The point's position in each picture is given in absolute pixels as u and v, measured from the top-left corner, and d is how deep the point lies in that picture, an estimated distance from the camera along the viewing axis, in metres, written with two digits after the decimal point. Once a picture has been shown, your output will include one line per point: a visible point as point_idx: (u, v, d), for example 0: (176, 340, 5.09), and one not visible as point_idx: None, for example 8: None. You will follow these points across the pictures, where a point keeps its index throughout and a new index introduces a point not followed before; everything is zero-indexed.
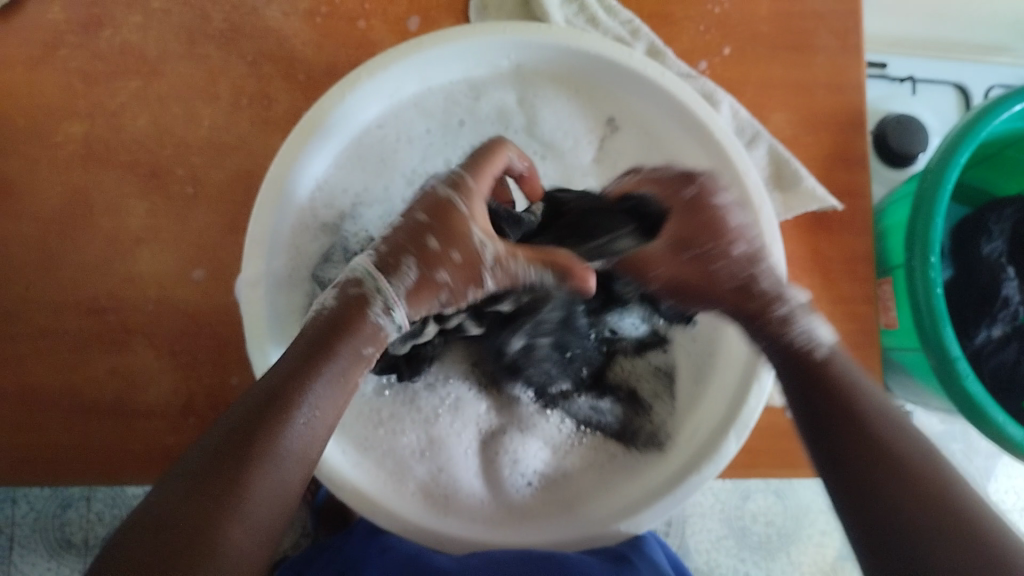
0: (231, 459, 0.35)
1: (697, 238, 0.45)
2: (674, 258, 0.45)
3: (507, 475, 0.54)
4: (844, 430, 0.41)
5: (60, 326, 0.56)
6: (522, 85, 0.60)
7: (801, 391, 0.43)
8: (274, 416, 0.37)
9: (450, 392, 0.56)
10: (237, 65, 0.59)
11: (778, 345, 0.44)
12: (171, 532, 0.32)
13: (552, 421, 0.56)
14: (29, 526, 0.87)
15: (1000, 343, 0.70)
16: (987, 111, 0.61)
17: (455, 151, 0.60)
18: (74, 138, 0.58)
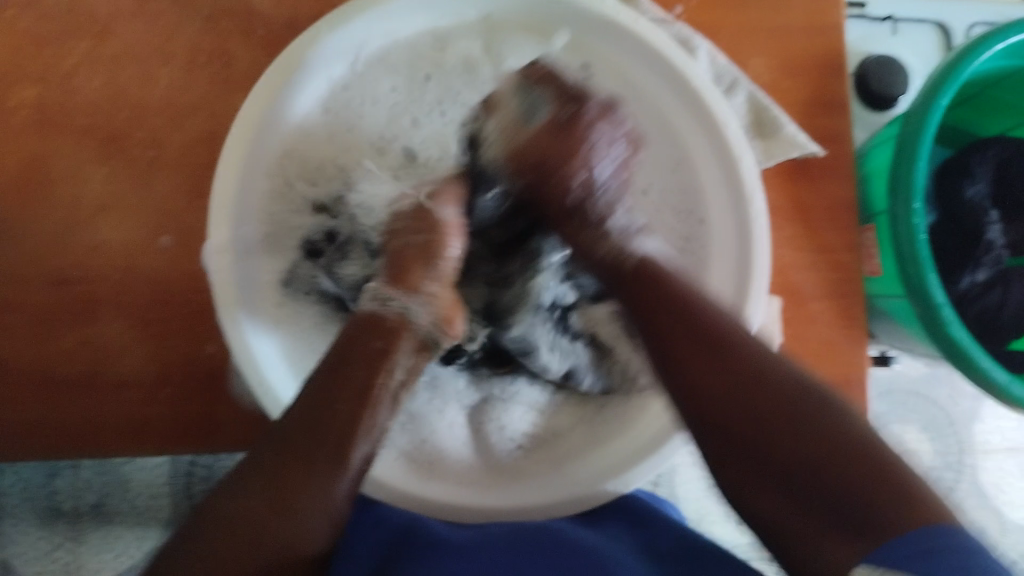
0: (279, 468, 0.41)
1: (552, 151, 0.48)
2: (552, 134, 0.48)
3: (495, 441, 0.55)
4: (708, 353, 0.44)
5: (28, 300, 0.55)
6: (488, 34, 0.58)
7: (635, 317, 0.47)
8: (316, 429, 0.42)
9: (428, 372, 0.56)
10: (193, 21, 0.56)
11: (597, 256, 0.49)
12: (222, 530, 0.39)
13: (534, 389, 0.57)
14: (18, 496, 0.86)
15: (985, 288, 0.70)
16: (969, 50, 0.59)
17: (421, 107, 0.58)
18: (29, 103, 0.56)
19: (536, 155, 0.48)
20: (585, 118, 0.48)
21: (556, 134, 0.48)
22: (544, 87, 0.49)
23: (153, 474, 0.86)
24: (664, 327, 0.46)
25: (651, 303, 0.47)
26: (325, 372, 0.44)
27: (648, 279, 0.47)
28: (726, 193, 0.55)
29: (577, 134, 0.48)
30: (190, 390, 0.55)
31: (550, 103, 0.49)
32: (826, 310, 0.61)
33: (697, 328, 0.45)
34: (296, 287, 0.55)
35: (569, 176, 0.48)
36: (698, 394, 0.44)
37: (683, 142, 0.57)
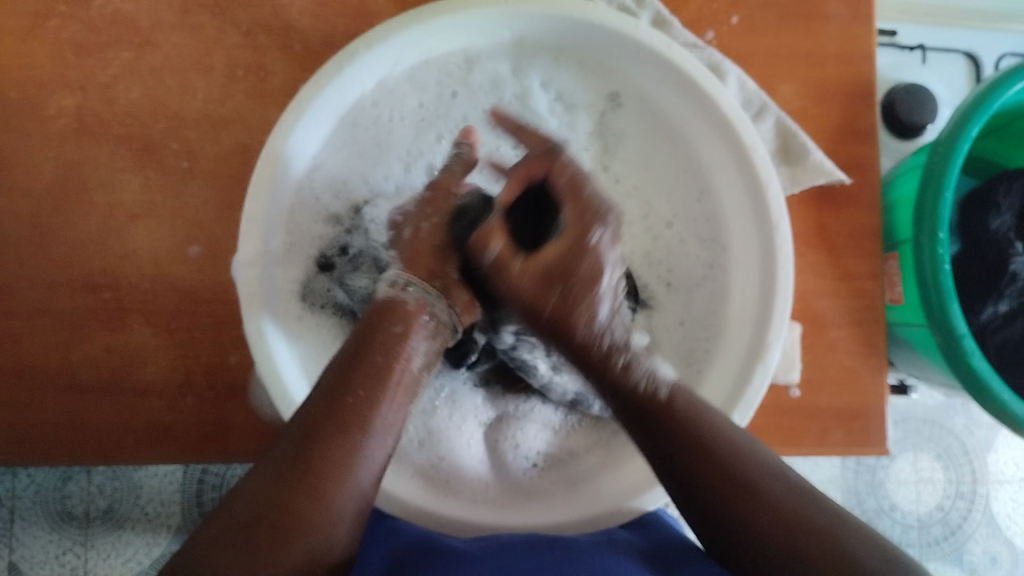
0: (306, 451, 0.41)
1: (563, 274, 0.44)
2: (563, 259, 0.44)
3: (511, 458, 0.56)
4: (721, 492, 0.42)
5: (58, 304, 0.55)
6: (517, 54, 0.59)
7: (646, 438, 0.45)
8: (338, 413, 0.42)
9: (445, 385, 0.56)
10: (232, 34, 0.57)
11: (618, 390, 0.46)
12: (256, 513, 0.39)
13: (549, 408, 0.57)
14: (29, 499, 0.86)
15: (1007, 319, 0.70)
16: (999, 81, 0.60)
17: (445, 124, 0.59)
18: (68, 111, 0.57)
19: (545, 274, 0.44)
20: (604, 237, 0.45)
21: (572, 261, 0.44)
22: (569, 196, 0.45)
23: (165, 481, 0.86)
24: (684, 450, 0.44)
25: (671, 425, 0.44)
26: (337, 368, 0.44)
27: (667, 415, 0.45)
28: (751, 217, 0.55)
29: (592, 262, 0.44)
30: (214, 397, 0.55)
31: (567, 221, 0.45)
32: (847, 338, 0.61)
33: (715, 454, 0.43)
34: (312, 300, 0.56)
35: (585, 299, 0.44)
36: (717, 529, 0.42)
37: (706, 166, 0.58)
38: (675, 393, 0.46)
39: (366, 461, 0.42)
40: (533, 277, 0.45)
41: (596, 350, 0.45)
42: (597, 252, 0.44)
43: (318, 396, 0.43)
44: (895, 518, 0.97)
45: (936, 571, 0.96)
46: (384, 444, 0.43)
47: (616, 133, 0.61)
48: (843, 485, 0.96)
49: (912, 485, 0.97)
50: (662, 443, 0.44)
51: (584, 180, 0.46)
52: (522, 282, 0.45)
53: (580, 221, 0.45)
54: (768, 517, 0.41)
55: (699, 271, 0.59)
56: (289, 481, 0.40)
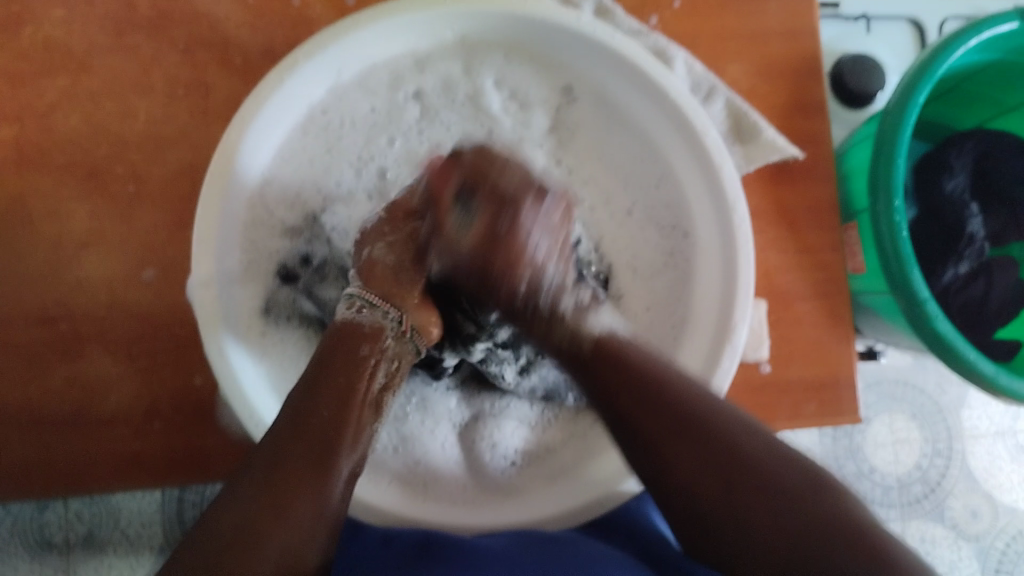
0: (274, 471, 0.40)
1: (490, 262, 0.45)
2: (488, 244, 0.45)
3: (488, 459, 0.55)
4: (681, 429, 0.42)
5: (14, 339, 0.54)
6: (467, 54, 0.59)
7: (586, 374, 0.46)
8: (304, 436, 0.42)
9: (415, 393, 0.56)
10: (169, 53, 0.56)
11: (555, 345, 0.47)
12: (227, 536, 0.37)
13: (523, 405, 0.57)
14: (7, 531, 0.85)
15: (967, 280, 0.71)
16: (943, 46, 0.60)
17: (399, 127, 0.58)
18: (7, 143, 0.55)
19: (475, 258, 0.45)
20: (527, 213, 0.45)
21: (493, 249, 0.45)
22: (478, 179, 0.46)
23: (144, 502, 0.85)
24: (638, 396, 0.43)
25: (621, 368, 0.44)
26: (304, 388, 0.44)
27: (608, 358, 0.45)
28: (708, 198, 0.55)
29: (515, 243, 0.44)
30: (181, 423, 0.54)
31: (481, 209, 0.45)
32: (812, 311, 0.61)
33: (671, 399, 0.43)
34: (277, 313, 0.54)
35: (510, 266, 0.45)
36: (667, 473, 0.42)
37: (664, 150, 0.58)
38: (608, 337, 0.46)
39: (334, 481, 0.41)
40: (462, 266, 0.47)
41: (530, 306, 0.46)
42: (518, 237, 0.44)
43: (283, 420, 0.42)
44: (875, 480, 0.98)
45: (919, 529, 0.97)
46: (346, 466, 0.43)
47: (571, 127, 0.61)
48: (820, 451, 0.98)
49: (889, 447, 0.98)
50: (613, 395, 0.44)
51: (487, 169, 0.46)
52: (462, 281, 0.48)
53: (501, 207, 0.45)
54: (733, 460, 0.41)
55: (660, 258, 0.59)
56: (259, 500, 0.39)
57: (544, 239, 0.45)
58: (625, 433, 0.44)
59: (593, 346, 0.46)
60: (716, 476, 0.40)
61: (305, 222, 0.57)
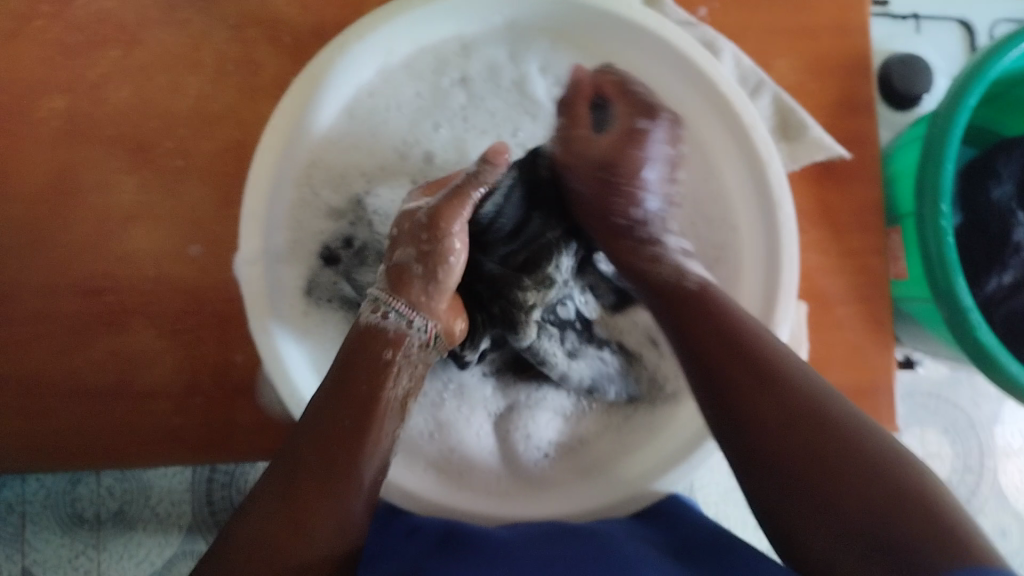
0: (295, 483, 0.41)
1: (621, 164, 0.52)
2: (624, 146, 0.52)
3: (522, 449, 0.55)
4: (767, 378, 0.42)
5: (59, 310, 0.54)
6: (512, 41, 0.58)
7: (669, 309, 0.48)
8: (327, 444, 0.42)
9: (453, 378, 0.55)
10: (220, 30, 0.56)
11: (649, 274, 0.50)
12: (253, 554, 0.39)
13: (561, 395, 0.56)
14: (40, 503, 0.86)
15: (1012, 290, 0.69)
16: (997, 49, 0.59)
17: (444, 113, 0.58)
18: (58, 114, 0.56)
19: (602, 158, 0.52)
20: (654, 127, 0.52)
21: (622, 152, 0.52)
22: (622, 92, 0.53)
23: (174, 480, 0.86)
24: (719, 346, 0.44)
25: (702, 318, 0.46)
26: (328, 393, 0.43)
27: (698, 297, 0.47)
28: (754, 195, 0.55)
29: (643, 145, 0.52)
30: (221, 400, 0.54)
31: (619, 114, 0.53)
32: (853, 314, 0.61)
33: (751, 355, 0.44)
34: (318, 294, 0.55)
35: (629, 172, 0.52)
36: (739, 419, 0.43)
37: (709, 146, 0.57)
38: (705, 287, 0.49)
39: (357, 488, 0.42)
40: (590, 173, 0.52)
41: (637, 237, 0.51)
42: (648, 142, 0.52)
43: (305, 428, 0.42)
44: None
45: None
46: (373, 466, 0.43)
47: None
48: None
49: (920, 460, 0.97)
50: (691, 338, 0.46)
51: (630, 85, 0.53)
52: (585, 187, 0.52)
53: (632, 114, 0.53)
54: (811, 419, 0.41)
55: (711, 253, 0.58)
56: (282, 517, 0.40)
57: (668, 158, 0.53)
58: (703, 370, 0.45)
59: (680, 293, 0.48)
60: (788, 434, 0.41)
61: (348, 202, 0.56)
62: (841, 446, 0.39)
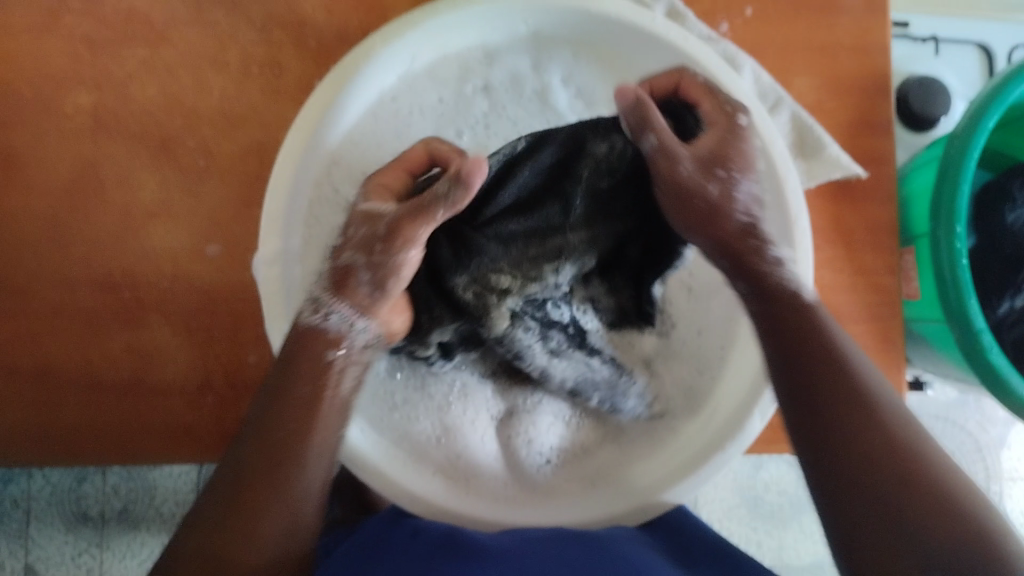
0: (238, 488, 0.42)
1: (721, 155, 0.48)
2: (720, 139, 0.48)
3: (525, 454, 0.55)
4: (856, 400, 0.42)
5: (77, 304, 0.55)
6: (536, 51, 0.59)
7: (769, 325, 0.46)
8: (270, 448, 0.42)
9: (458, 381, 0.56)
10: (246, 31, 0.57)
11: (752, 287, 0.47)
12: (196, 562, 0.40)
13: (557, 405, 0.56)
14: (44, 501, 0.86)
15: (1023, 315, 0.70)
16: (1016, 73, 0.59)
17: (466, 119, 0.59)
18: (84, 110, 0.56)
19: (710, 155, 0.48)
20: (748, 124, 0.49)
21: (726, 142, 0.48)
22: (706, 90, 0.49)
23: (179, 481, 0.86)
24: (814, 368, 0.44)
25: (813, 337, 0.44)
26: (265, 402, 0.44)
27: (802, 317, 0.45)
28: None
29: (746, 142, 0.48)
30: (234, 399, 0.55)
31: (709, 112, 0.49)
32: (866, 333, 0.61)
33: (844, 382, 0.43)
34: None
35: (734, 180, 0.48)
36: (828, 438, 0.42)
37: None
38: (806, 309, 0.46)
39: (301, 489, 0.43)
40: (696, 164, 0.47)
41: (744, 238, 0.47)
42: (749, 134, 0.49)
43: (250, 430, 0.43)
44: None
45: None
46: (319, 479, 0.44)
47: None
48: None
49: None
50: (794, 357, 0.44)
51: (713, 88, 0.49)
52: (686, 179, 0.47)
53: (727, 107, 0.49)
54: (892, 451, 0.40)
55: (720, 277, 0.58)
56: (224, 523, 0.41)
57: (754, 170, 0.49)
58: (800, 390, 0.44)
59: (795, 304, 0.46)
60: (864, 466, 0.40)
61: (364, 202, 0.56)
62: (922, 489, 0.39)
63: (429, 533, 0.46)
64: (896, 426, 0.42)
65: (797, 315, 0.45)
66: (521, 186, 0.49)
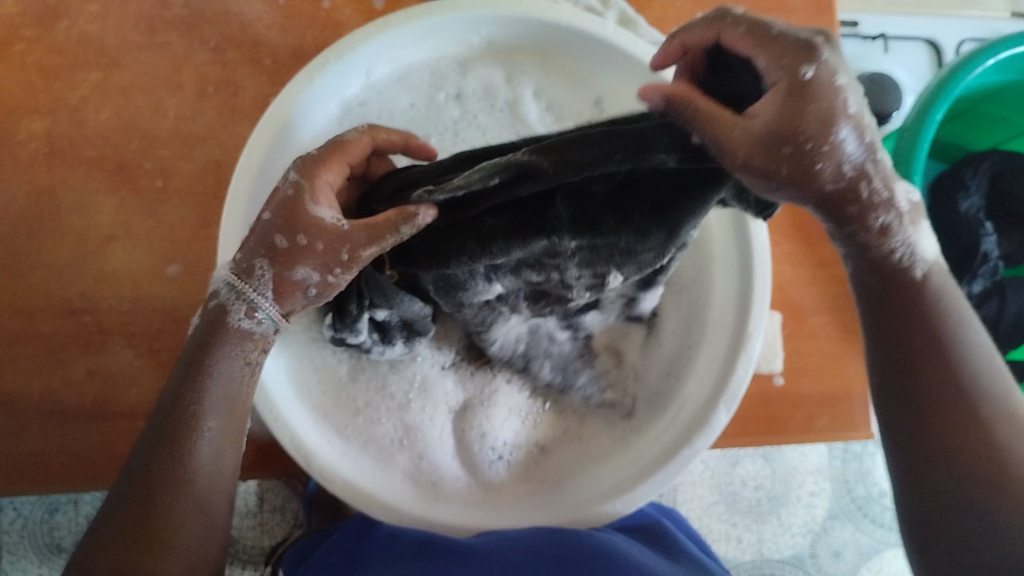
0: (147, 488, 0.40)
1: (793, 117, 0.33)
2: (784, 99, 0.34)
3: (478, 450, 0.54)
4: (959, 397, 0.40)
5: (37, 330, 0.54)
6: (508, 63, 0.59)
7: (869, 303, 0.41)
8: (179, 447, 0.40)
9: (416, 376, 0.55)
10: (200, 52, 0.57)
11: (868, 258, 0.39)
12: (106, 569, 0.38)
13: (513, 394, 0.57)
14: (16, 534, 0.84)
15: (981, 299, 0.73)
16: (961, 65, 0.61)
17: (435, 125, 0.58)
18: (38, 135, 0.56)
19: (776, 134, 0.33)
20: (817, 74, 0.34)
21: (803, 100, 0.34)
22: (757, 41, 0.35)
23: None
24: (917, 356, 0.41)
25: (923, 321, 0.40)
26: (173, 394, 0.41)
27: (920, 300, 0.40)
28: (732, 231, 0.55)
29: (823, 99, 0.34)
30: None
31: (766, 70, 0.35)
32: (828, 324, 0.62)
33: (949, 377, 0.40)
34: None
35: (829, 149, 0.34)
36: (921, 430, 0.41)
37: None
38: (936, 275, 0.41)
39: (213, 485, 0.41)
40: (762, 134, 0.33)
41: (844, 197, 0.36)
42: (822, 88, 0.34)
43: (156, 427, 0.41)
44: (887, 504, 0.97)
45: None
46: (229, 476, 0.43)
47: None
48: (831, 474, 0.95)
49: None
50: (897, 344, 0.41)
51: (763, 23, 0.35)
52: (746, 164, 0.34)
53: (788, 58, 0.34)
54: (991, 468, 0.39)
55: (688, 275, 0.58)
56: (135, 533, 0.39)
57: (854, 128, 0.35)
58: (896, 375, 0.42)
59: (900, 281, 0.40)
60: (946, 460, 0.40)
61: None
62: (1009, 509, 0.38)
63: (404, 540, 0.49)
64: (994, 428, 0.40)
65: (907, 294, 0.40)
66: (495, 185, 0.37)
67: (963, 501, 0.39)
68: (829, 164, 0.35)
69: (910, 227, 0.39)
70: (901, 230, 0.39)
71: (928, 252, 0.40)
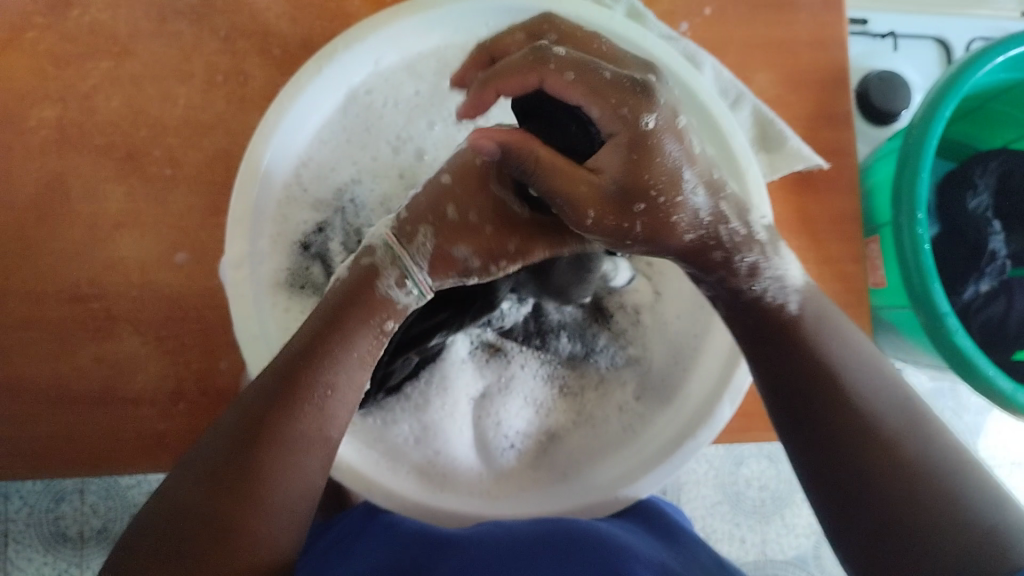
0: (251, 451, 0.39)
1: (635, 174, 0.37)
2: (622, 158, 0.37)
3: (492, 437, 0.56)
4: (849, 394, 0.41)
5: (47, 316, 0.55)
6: None
7: (748, 323, 0.44)
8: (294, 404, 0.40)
9: (436, 372, 0.55)
10: (211, 41, 0.58)
11: (736, 297, 0.44)
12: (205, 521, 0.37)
13: (528, 381, 0.57)
14: (23, 521, 0.84)
15: (989, 298, 0.71)
16: (969, 63, 0.60)
17: (440, 112, 0.59)
18: (49, 123, 0.57)
19: (623, 190, 0.37)
20: (658, 122, 0.37)
21: (638, 159, 0.36)
22: (587, 88, 0.37)
23: None
24: (810, 390, 0.42)
25: (804, 354, 0.42)
26: (300, 356, 0.42)
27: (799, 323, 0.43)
28: None
29: (665, 146, 0.37)
30: (208, 406, 0.55)
31: (602, 119, 0.37)
32: None
33: (850, 403, 0.41)
34: (296, 281, 0.56)
35: (680, 201, 0.38)
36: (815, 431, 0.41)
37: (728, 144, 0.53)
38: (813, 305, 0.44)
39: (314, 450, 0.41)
40: (606, 202, 0.37)
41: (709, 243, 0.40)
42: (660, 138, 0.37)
43: (273, 385, 0.41)
44: None
45: None
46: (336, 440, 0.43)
47: None
48: None
49: None
50: (785, 353, 0.43)
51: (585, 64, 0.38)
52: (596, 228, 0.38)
53: (627, 105, 0.37)
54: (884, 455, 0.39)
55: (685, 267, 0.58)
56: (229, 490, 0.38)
57: (694, 174, 0.38)
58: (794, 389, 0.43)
59: (775, 319, 0.43)
60: (842, 451, 0.40)
61: (336, 196, 0.57)
62: (933, 509, 0.37)
63: (404, 526, 0.48)
64: (903, 440, 0.39)
65: (781, 315, 0.43)
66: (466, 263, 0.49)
67: (881, 508, 0.38)
68: (684, 213, 0.38)
69: (776, 259, 0.43)
70: (769, 266, 0.42)
71: (797, 285, 0.44)
